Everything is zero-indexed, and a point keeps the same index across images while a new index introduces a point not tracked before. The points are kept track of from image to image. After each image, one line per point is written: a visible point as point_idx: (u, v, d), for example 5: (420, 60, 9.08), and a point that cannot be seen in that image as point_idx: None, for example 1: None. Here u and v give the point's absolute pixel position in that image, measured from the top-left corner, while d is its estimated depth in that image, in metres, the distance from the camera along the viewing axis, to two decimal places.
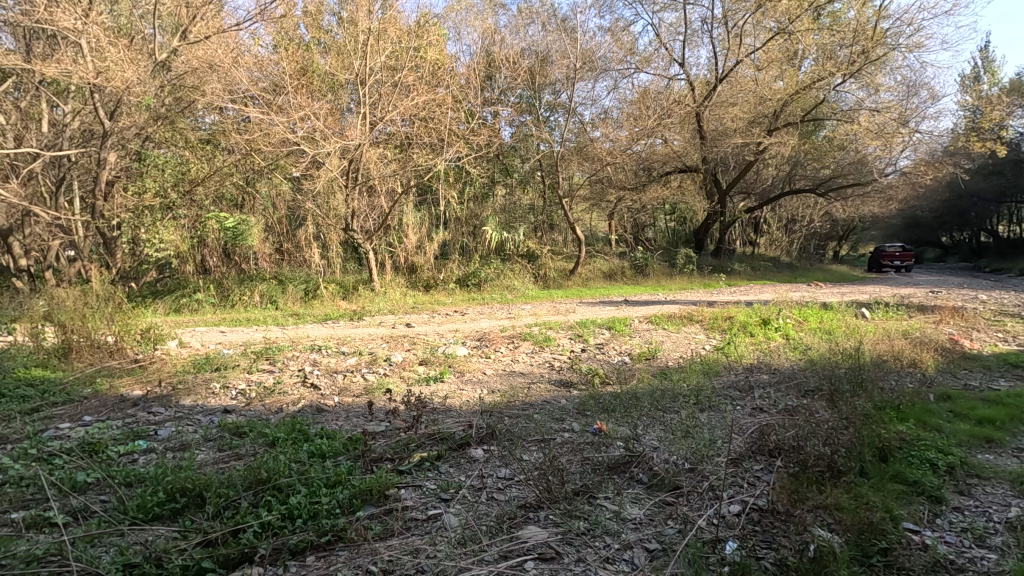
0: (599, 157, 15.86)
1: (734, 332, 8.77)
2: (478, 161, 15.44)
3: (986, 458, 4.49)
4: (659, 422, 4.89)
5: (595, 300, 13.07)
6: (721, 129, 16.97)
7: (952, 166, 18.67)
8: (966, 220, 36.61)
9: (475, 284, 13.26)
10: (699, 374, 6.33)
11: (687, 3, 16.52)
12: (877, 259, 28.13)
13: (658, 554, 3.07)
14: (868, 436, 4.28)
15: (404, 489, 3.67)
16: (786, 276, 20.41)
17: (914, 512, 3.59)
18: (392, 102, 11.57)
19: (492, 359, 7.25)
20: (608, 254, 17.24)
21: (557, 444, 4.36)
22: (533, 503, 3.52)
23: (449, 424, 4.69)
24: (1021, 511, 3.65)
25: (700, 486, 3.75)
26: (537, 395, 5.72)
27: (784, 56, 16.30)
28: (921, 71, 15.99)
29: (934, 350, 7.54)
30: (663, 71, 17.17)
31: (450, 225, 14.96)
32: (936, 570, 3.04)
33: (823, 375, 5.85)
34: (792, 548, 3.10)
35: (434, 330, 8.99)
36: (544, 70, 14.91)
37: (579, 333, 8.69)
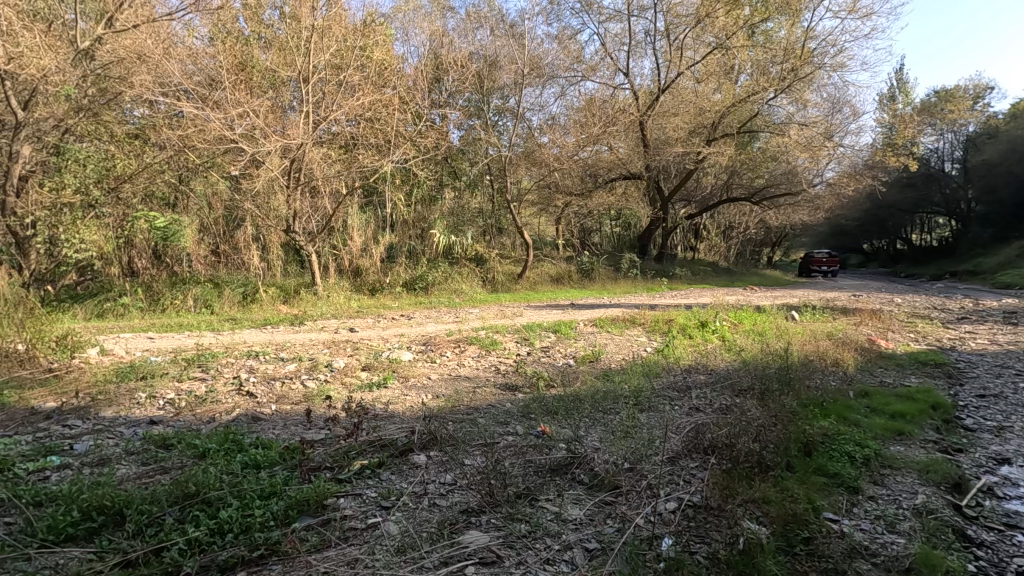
0: (547, 162, 16.09)
1: (674, 334, 9.08)
2: (425, 164, 15.32)
3: (897, 449, 4.85)
4: (600, 423, 4.99)
5: (542, 304, 13.23)
6: (664, 138, 17.41)
7: (871, 179, 20.08)
8: (884, 229, 39.38)
9: (422, 288, 13.13)
10: (640, 375, 6.52)
11: (631, 15, 17.02)
12: (807, 265, 29.87)
13: (596, 553, 3.12)
14: (793, 432, 4.54)
15: (343, 498, 3.58)
16: (723, 280, 21.33)
17: (834, 503, 3.82)
18: (336, 101, 11.31)
19: (437, 363, 7.20)
20: (555, 258, 17.49)
21: (501, 447, 4.38)
22: (475, 508, 3.52)
23: (392, 430, 4.62)
24: (926, 498, 3.97)
25: (639, 485, 3.85)
26: (482, 399, 5.73)
27: (722, 71, 17.30)
28: (844, 90, 17.22)
29: (855, 350, 8.07)
30: (609, 80, 17.62)
31: (397, 227, 14.76)
32: (852, 555, 3.25)
33: (755, 375, 6.14)
34: (723, 541, 3.23)
35: (379, 335, 8.83)
36: (492, 74, 15.01)
37: (526, 337, 8.77)
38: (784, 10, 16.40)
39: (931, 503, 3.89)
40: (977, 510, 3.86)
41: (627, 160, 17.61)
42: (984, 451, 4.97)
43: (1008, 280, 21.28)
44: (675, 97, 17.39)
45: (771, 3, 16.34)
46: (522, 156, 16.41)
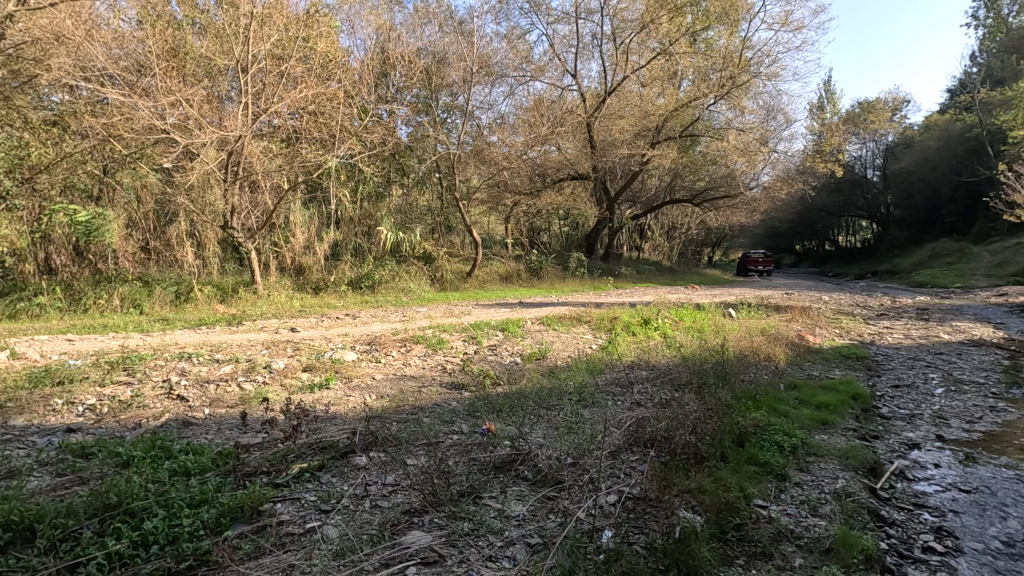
0: (496, 160, 16.12)
1: (618, 331, 9.30)
2: (371, 159, 15.01)
3: (821, 438, 5.16)
4: (544, 420, 5.05)
5: (491, 303, 13.23)
6: (610, 139, 17.81)
7: (802, 183, 21.24)
8: (814, 230, 41.78)
9: (369, 287, 12.86)
10: (584, 372, 6.64)
11: (578, 17, 17.29)
12: (744, 264, 31.26)
13: (538, 548, 3.16)
14: (727, 425, 4.74)
15: (280, 503, 3.47)
16: (667, 279, 22.04)
17: (763, 490, 4.02)
18: (277, 93, 10.85)
19: (382, 363, 7.06)
20: (504, 257, 17.55)
21: (445, 447, 4.35)
22: (417, 508, 3.48)
23: (333, 431, 4.50)
24: (846, 482, 4.25)
25: (581, 479, 3.92)
26: (427, 398, 5.68)
27: (665, 76, 17.82)
28: (777, 98, 18.15)
29: (785, 345, 8.52)
30: (557, 81, 17.82)
31: (342, 225, 14.39)
32: (778, 539, 3.44)
33: (693, 370, 6.38)
34: (660, 530, 3.35)
35: (322, 334, 8.59)
36: (441, 71, 14.90)
37: (473, 335, 8.75)
38: (724, 19, 16.90)
39: (849, 486, 4.16)
40: (890, 492, 4.17)
41: (574, 160, 17.86)
42: (897, 437, 5.37)
43: (921, 279, 23.04)
44: (621, 100, 17.83)
45: (712, 12, 16.79)
46: (471, 154, 16.36)
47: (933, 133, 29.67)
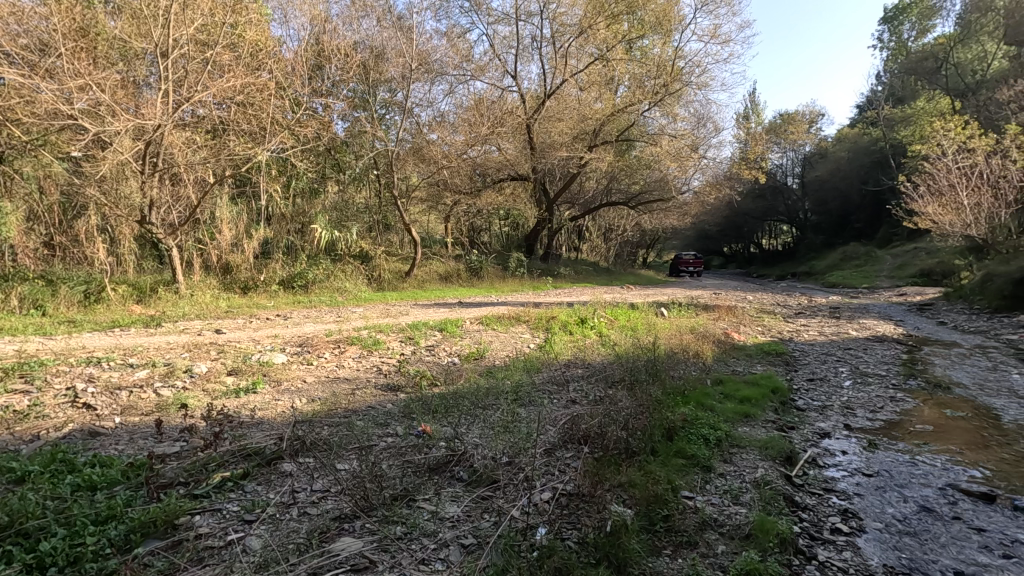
0: (436, 159, 15.95)
1: (556, 331, 9.45)
2: (305, 154, 14.46)
3: (744, 430, 5.45)
4: (480, 419, 5.05)
5: (430, 303, 13.09)
6: (549, 142, 17.86)
7: (729, 189, 22.38)
8: (740, 234, 44.16)
9: (301, 286, 12.39)
10: (521, 371, 6.69)
11: (519, 19, 17.41)
12: (676, 265, 32.53)
13: (472, 548, 3.14)
14: (658, 419, 4.92)
15: (199, 515, 3.27)
16: (603, 279, 22.60)
17: (690, 481, 4.19)
18: (201, 81, 10.20)
19: (314, 366, 6.81)
20: (444, 256, 17.41)
21: (378, 450, 4.26)
22: (348, 514, 3.38)
23: (258, 438, 4.29)
24: (764, 471, 4.50)
25: (516, 478, 3.94)
26: (361, 400, 5.54)
27: (602, 81, 18.12)
28: (707, 106, 19.06)
29: (712, 342, 8.95)
30: (497, 81, 17.85)
31: (273, 221, 13.78)
32: (703, 528, 3.59)
33: (626, 367, 6.57)
34: (592, 525, 3.41)
35: (249, 336, 8.18)
36: (379, 66, 14.57)
37: (411, 335, 8.61)
38: (657, 29, 17.60)
39: (768, 475, 4.42)
40: (803, 479, 4.46)
41: (514, 160, 17.95)
42: (811, 427, 5.76)
43: (834, 280, 24.85)
44: (559, 103, 18.11)
45: (646, 21, 17.43)
46: (410, 152, 16.08)
47: (844, 145, 32.20)
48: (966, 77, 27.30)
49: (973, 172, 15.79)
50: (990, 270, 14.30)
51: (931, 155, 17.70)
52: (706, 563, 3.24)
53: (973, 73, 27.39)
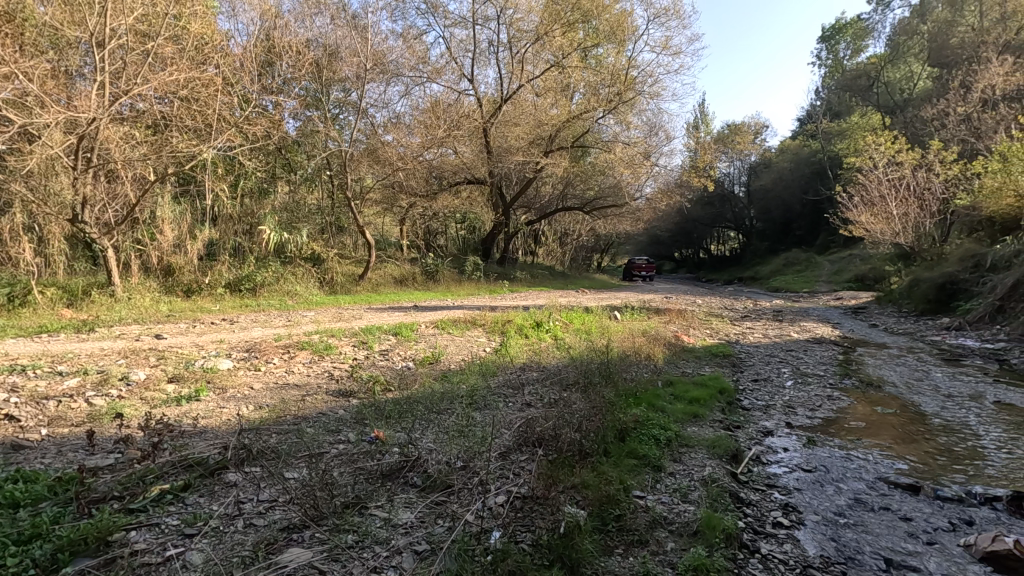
0: (391, 161, 15.72)
1: (511, 334, 9.47)
2: (253, 153, 13.98)
3: (692, 429, 5.62)
4: (434, 424, 5.01)
5: (384, 306, 12.91)
6: (506, 146, 18.04)
7: (680, 195, 23.10)
8: (690, 239, 45.59)
9: (249, 289, 11.97)
10: (476, 375, 6.67)
11: (476, 23, 17.42)
12: (629, 270, 33.25)
13: (426, 554, 3.11)
14: (611, 421, 5.01)
15: (135, 531, 3.10)
16: (559, 283, 22.87)
17: (641, 481, 4.29)
18: (141, 73, 9.70)
19: (262, 371, 6.58)
20: (399, 259, 17.21)
21: (329, 457, 4.17)
22: (297, 524, 3.28)
23: (201, 447, 4.12)
24: (712, 469, 4.65)
25: (470, 482, 3.93)
26: (312, 407, 5.39)
27: (558, 87, 18.33)
28: (659, 115, 19.61)
29: (663, 345, 9.18)
30: (453, 84, 17.79)
31: (219, 222, 13.28)
32: (654, 526, 3.68)
33: (580, 370, 6.66)
34: (546, 526, 3.44)
35: (192, 342, 7.82)
36: (332, 65, 14.25)
37: (364, 340, 8.44)
38: (612, 38, 17.95)
39: (715, 473, 4.57)
40: (748, 476, 4.63)
41: (471, 164, 17.93)
42: (755, 426, 6.00)
43: (777, 284, 26.01)
44: (516, 108, 18.21)
45: (601, 30, 17.80)
46: (364, 153, 15.83)
47: (787, 156, 33.78)
48: (895, 95, 29.20)
49: (901, 184, 16.88)
50: (916, 275, 15.31)
51: (864, 167, 18.82)
52: (656, 560, 3.32)
53: (901, 92, 29.29)
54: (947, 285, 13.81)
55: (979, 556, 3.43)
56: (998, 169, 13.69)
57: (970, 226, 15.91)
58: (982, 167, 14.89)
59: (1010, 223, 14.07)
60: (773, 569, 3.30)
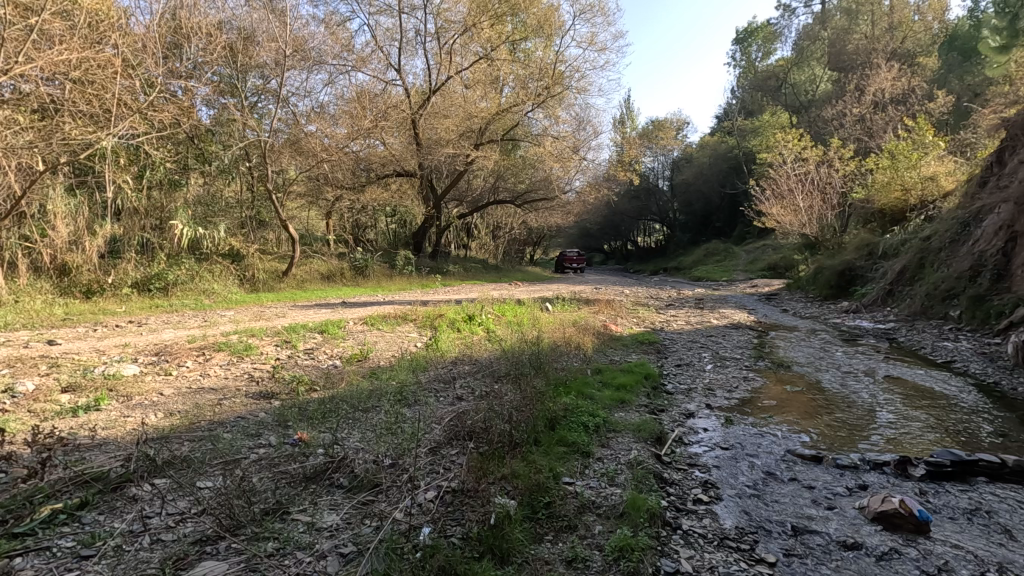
0: (314, 152, 14.97)
1: (443, 328, 9.40)
2: (161, 142, 12.62)
3: (620, 415, 5.81)
4: (362, 423, 4.87)
5: (310, 303, 12.47)
6: (435, 138, 17.84)
7: (607, 189, 23.75)
8: (618, 232, 47.07)
9: (160, 288, 11.25)
10: (407, 371, 6.58)
11: (402, 12, 17.00)
12: (561, 262, 33.87)
13: (351, 557, 3.01)
14: (541, 411, 5.09)
15: (20, 557, 2.80)
16: (491, 277, 23.01)
17: (570, 468, 4.38)
18: (24, 51, 8.42)
19: (172, 376, 6.13)
20: (326, 254, 16.67)
21: (247, 463, 3.96)
22: (211, 536, 3.08)
23: (101, 460, 3.79)
24: (637, 452, 4.83)
25: (399, 479, 3.85)
26: (229, 411, 5.10)
27: (488, 80, 18.23)
28: (587, 110, 20.01)
29: (592, 334, 9.42)
30: (380, 74, 17.30)
31: (123, 216, 11.93)
32: (582, 511, 3.77)
33: (512, 362, 6.69)
34: (476, 519, 3.43)
35: (91, 347, 7.16)
36: (247, 49, 13.51)
37: (288, 339, 8.08)
38: (539, 32, 18.06)
39: (640, 455, 4.75)
40: (671, 456, 4.85)
41: (400, 156, 17.61)
42: (678, 409, 6.28)
43: (698, 274, 27.42)
44: (445, 99, 17.95)
45: (529, 24, 17.84)
46: (286, 144, 15.05)
47: (706, 152, 35.53)
48: (801, 96, 31.36)
49: (806, 179, 18.21)
50: (820, 264, 16.60)
51: (774, 163, 20.12)
52: (584, 544, 3.40)
53: (806, 93, 31.47)
54: (845, 272, 15.08)
55: (872, 516, 3.77)
56: (887, 165, 15.07)
57: (864, 218, 17.43)
58: (874, 164, 16.29)
59: (898, 214, 15.55)
60: (693, 543, 3.48)
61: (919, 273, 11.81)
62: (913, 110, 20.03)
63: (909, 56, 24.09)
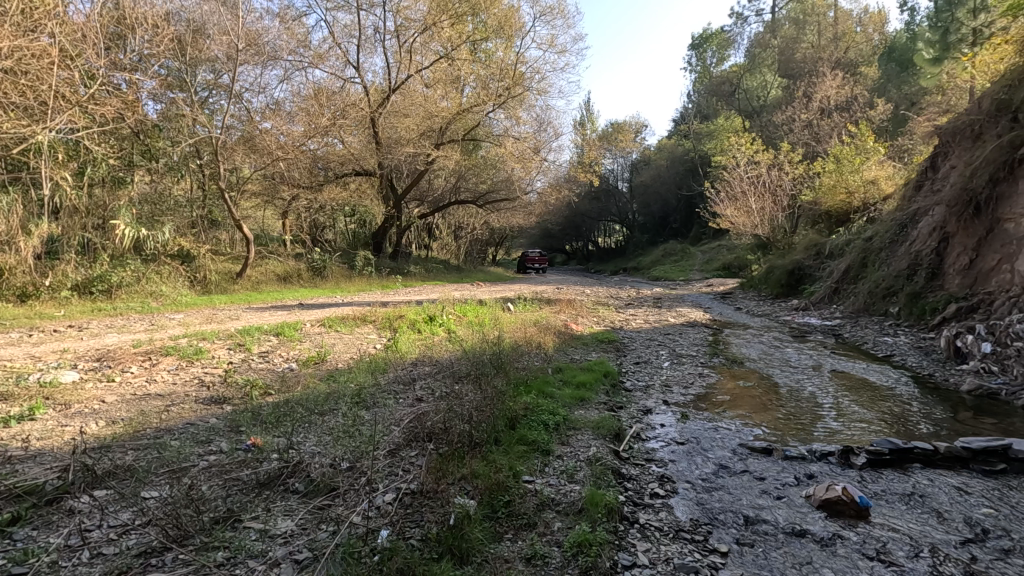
0: (269, 150, 14.48)
1: (403, 329, 9.31)
2: (102, 136, 11.78)
3: (580, 413, 5.88)
4: (318, 427, 4.76)
5: (265, 305, 12.20)
6: (395, 137, 17.65)
7: (568, 190, 24.05)
8: (579, 232, 47.71)
9: (103, 291, 10.87)
10: (366, 373, 6.48)
11: (360, 9, 16.74)
12: (523, 262, 34.04)
13: (307, 562, 2.94)
14: (502, 410, 5.11)
15: None
16: (452, 277, 22.97)
17: (530, 466, 4.41)
18: None
19: (115, 383, 5.85)
20: (282, 254, 16.29)
21: (197, 471, 3.82)
22: (156, 547, 2.96)
23: (35, 472, 3.58)
24: (597, 449, 4.89)
25: (357, 483, 3.78)
26: (177, 417, 4.91)
27: (448, 79, 18.09)
28: (547, 112, 20.14)
29: (553, 334, 9.49)
30: (338, 71, 16.94)
31: (62, 215, 11.09)
32: (541, 508, 3.80)
33: (473, 362, 6.65)
34: (435, 520, 3.42)
35: (25, 353, 6.76)
36: (197, 42, 13.07)
37: (241, 342, 7.84)
38: (500, 33, 18.10)
39: (598, 452, 4.81)
40: (628, 452, 4.94)
41: (359, 155, 17.33)
42: (636, 405, 6.41)
43: (656, 274, 28.05)
44: (405, 98, 17.71)
45: (489, 25, 17.88)
46: (240, 141, 14.59)
47: (664, 154, 36.39)
48: (754, 102, 32.45)
49: (758, 182, 18.88)
50: (771, 263, 17.25)
51: (728, 165, 20.75)
52: (543, 541, 3.42)
53: (758, 99, 32.56)
54: (794, 271, 15.72)
55: (817, 504, 3.95)
56: (832, 169, 15.77)
57: (812, 220, 18.19)
58: (821, 168, 17.02)
59: (842, 216, 16.29)
60: (650, 537, 3.55)
61: (862, 272, 12.42)
62: (855, 117, 21.04)
63: (852, 66, 25.31)
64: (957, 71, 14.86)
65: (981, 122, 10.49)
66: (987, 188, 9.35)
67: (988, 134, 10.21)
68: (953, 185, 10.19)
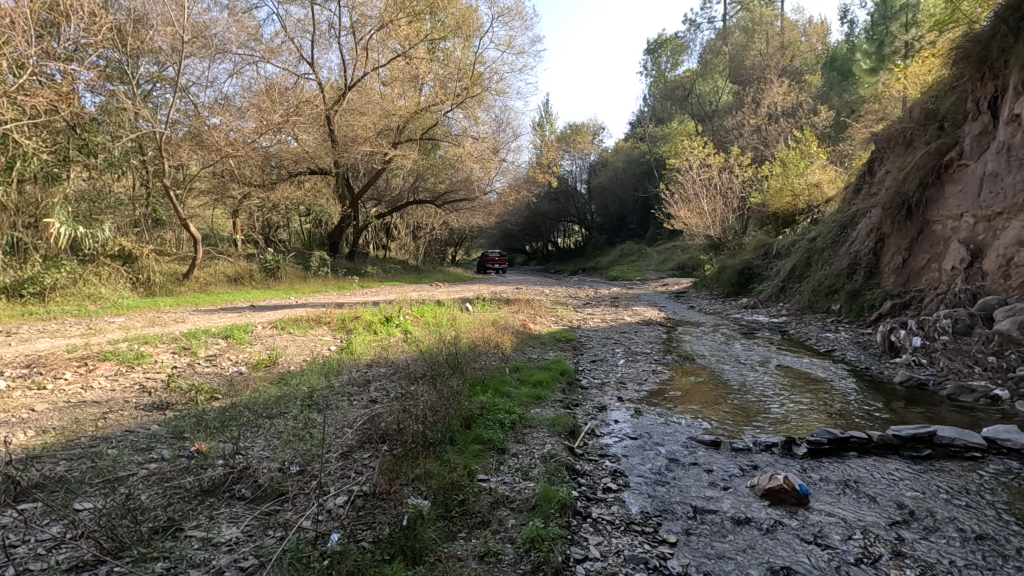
0: (218, 146, 13.79)
1: (359, 331, 9.15)
2: (32, 129, 10.72)
3: (536, 411, 5.93)
4: (266, 432, 4.62)
5: (215, 307, 11.79)
6: (352, 136, 17.40)
7: (526, 190, 24.24)
8: (539, 232, 48.10)
9: (35, 293, 10.27)
10: (319, 375, 6.35)
11: (314, 4, 16.40)
12: (483, 262, 34.04)
13: (251, 569, 2.86)
14: (458, 410, 5.10)
15: None
16: (411, 278, 22.80)
17: (485, 465, 4.43)
18: None
19: (47, 391, 5.50)
20: (232, 255, 15.81)
21: (135, 480, 3.65)
22: (89, 561, 2.83)
23: None
24: (551, 446, 4.95)
25: (307, 486, 3.69)
26: (116, 425, 4.68)
27: (406, 78, 17.66)
28: (505, 112, 20.23)
29: (510, 333, 9.53)
30: (292, 66, 16.54)
31: None
32: (496, 506, 3.81)
33: (429, 362, 6.59)
34: (387, 521, 3.38)
35: None
36: (138, 33, 12.58)
37: (185, 346, 7.51)
38: (458, 32, 18.00)
39: (553, 449, 4.86)
40: (583, 448, 5.02)
41: (314, 153, 16.96)
42: (591, 403, 6.51)
43: (614, 274, 28.61)
44: (361, 96, 17.42)
45: (447, 24, 17.78)
46: (187, 137, 14.06)
47: (620, 156, 37.14)
48: (706, 106, 33.48)
49: (709, 184, 19.48)
50: (721, 263, 17.87)
51: (681, 168, 21.36)
52: (497, 537, 3.44)
53: (710, 103, 33.57)
54: (744, 271, 16.33)
55: (761, 493, 4.11)
56: (779, 172, 16.42)
57: (760, 221, 18.90)
58: (768, 172, 17.67)
59: (788, 217, 16.99)
60: (602, 530, 3.62)
61: (805, 271, 13.01)
62: (800, 123, 21.96)
63: (797, 74, 26.40)
64: (891, 81, 15.72)
65: (912, 129, 11.13)
66: (918, 192, 9.94)
67: (918, 141, 10.84)
68: (888, 189, 10.75)
